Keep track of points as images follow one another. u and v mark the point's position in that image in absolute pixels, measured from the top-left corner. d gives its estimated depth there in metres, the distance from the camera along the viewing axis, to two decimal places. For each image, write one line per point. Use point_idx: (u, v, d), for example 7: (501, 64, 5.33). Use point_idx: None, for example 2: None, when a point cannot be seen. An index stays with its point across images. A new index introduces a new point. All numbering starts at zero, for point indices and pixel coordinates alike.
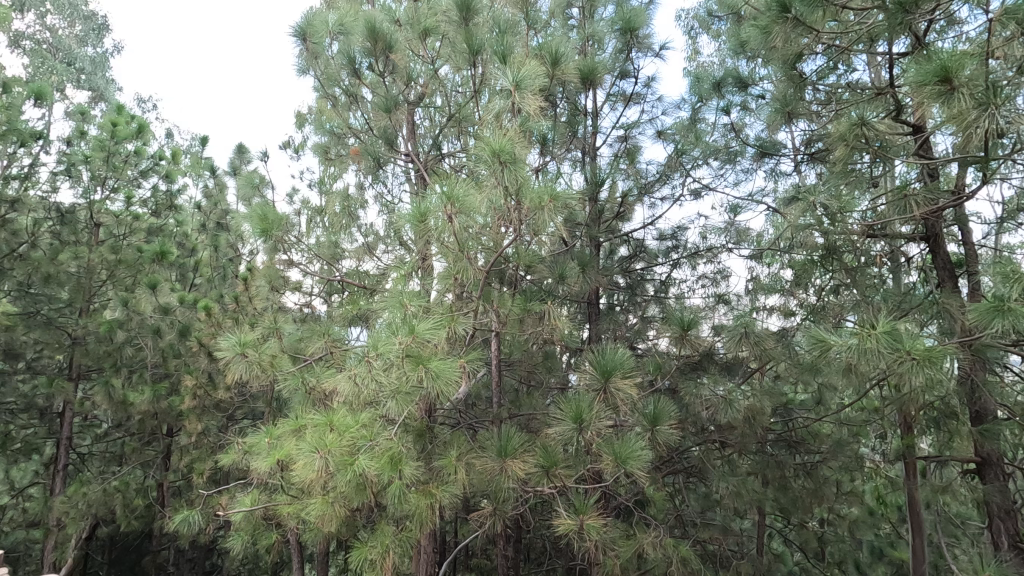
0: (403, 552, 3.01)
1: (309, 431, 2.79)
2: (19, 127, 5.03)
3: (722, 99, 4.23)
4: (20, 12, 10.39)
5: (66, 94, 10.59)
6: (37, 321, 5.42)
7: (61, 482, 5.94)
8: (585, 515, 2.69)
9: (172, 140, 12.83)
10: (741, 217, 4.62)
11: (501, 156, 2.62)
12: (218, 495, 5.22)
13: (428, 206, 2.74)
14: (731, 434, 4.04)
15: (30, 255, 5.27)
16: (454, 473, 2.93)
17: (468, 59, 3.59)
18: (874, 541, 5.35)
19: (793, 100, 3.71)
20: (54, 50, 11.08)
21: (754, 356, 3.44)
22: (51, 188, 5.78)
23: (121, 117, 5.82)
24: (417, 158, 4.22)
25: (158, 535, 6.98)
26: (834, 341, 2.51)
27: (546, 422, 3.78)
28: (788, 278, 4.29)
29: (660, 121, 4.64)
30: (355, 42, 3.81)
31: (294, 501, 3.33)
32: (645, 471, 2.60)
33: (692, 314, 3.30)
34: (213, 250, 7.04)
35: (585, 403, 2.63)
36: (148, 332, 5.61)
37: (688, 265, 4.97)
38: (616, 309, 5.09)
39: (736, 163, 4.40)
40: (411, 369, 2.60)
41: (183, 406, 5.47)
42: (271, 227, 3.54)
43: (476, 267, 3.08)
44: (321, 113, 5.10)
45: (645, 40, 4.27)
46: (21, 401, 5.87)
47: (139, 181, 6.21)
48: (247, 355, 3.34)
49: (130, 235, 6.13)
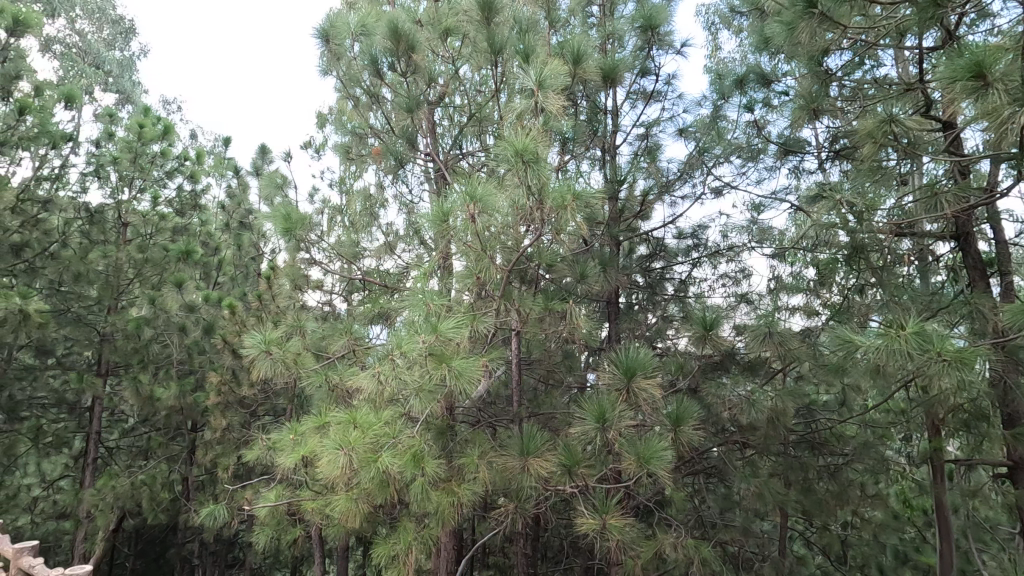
0: (425, 549, 3.05)
1: (334, 428, 2.82)
2: (51, 130, 5.18)
3: (745, 95, 4.22)
4: (51, 16, 10.64)
5: (95, 97, 10.83)
6: (67, 318, 5.56)
7: (91, 476, 6.11)
8: (607, 515, 2.70)
9: (195, 140, 13.05)
10: (763, 216, 4.64)
11: (524, 155, 2.62)
12: (242, 491, 5.29)
13: (450, 206, 2.79)
14: (753, 434, 3.97)
15: (61, 253, 5.45)
16: (476, 471, 2.95)
17: (490, 58, 3.59)
18: (900, 546, 5.26)
19: (819, 96, 3.65)
20: (84, 54, 11.28)
21: (778, 356, 3.39)
22: (80, 189, 5.94)
23: (148, 118, 5.93)
24: (437, 158, 4.25)
25: (182, 528, 7.14)
26: (861, 342, 2.46)
27: (568, 422, 3.76)
28: (811, 277, 4.27)
29: (681, 119, 4.54)
30: (378, 44, 3.84)
31: (317, 496, 3.40)
32: (668, 471, 2.58)
33: (714, 314, 3.27)
34: (236, 249, 7.19)
35: (607, 402, 2.63)
36: (174, 330, 5.78)
37: (709, 264, 4.88)
38: (635, 308, 4.96)
39: (758, 160, 4.26)
40: (434, 367, 2.63)
41: (209, 402, 5.60)
42: (294, 226, 3.59)
43: (498, 267, 3.10)
44: (342, 113, 5.14)
45: (667, 37, 4.19)
46: (52, 396, 6.04)
47: (165, 181, 6.38)
48: (272, 352, 3.43)
49: (157, 234, 6.29)
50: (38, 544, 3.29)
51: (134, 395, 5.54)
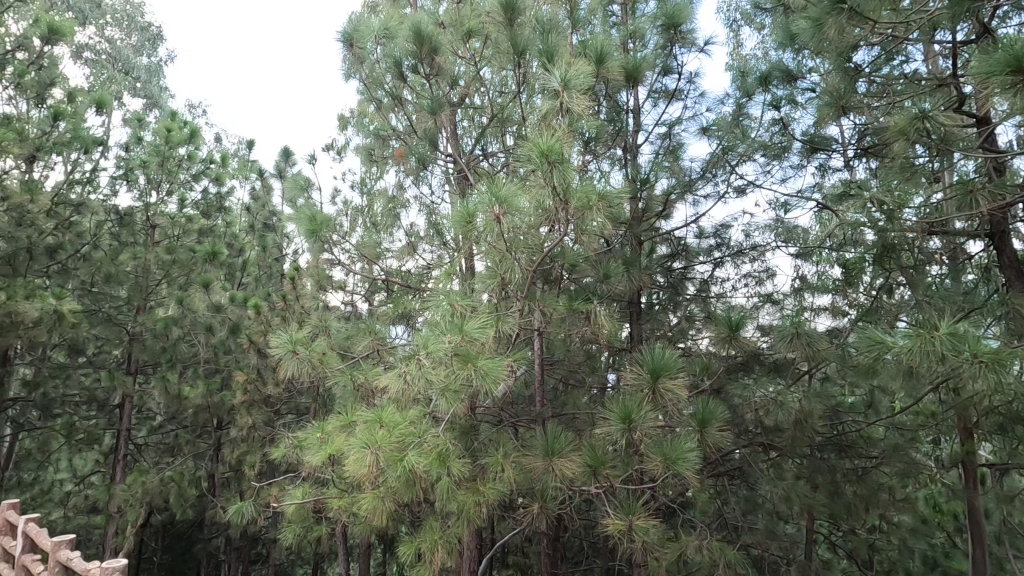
0: (450, 548, 3.07)
1: (361, 427, 2.86)
2: (83, 135, 5.36)
3: (769, 93, 4.14)
4: (82, 24, 10.94)
5: (124, 102, 11.09)
6: (99, 318, 5.76)
7: (121, 472, 6.26)
8: (634, 515, 2.70)
9: (220, 143, 13.34)
10: (791, 214, 4.54)
11: (550, 156, 2.61)
12: (267, 488, 5.36)
13: (474, 206, 2.82)
14: (779, 436, 3.91)
15: (93, 255, 5.62)
16: (501, 470, 2.96)
17: (514, 59, 3.59)
18: (930, 552, 5.13)
19: (847, 93, 3.54)
20: (113, 60, 11.59)
21: (806, 358, 3.32)
22: (111, 192, 6.05)
23: (175, 122, 6.10)
24: (459, 159, 4.29)
25: (208, 523, 7.28)
26: (891, 342, 2.41)
27: (592, 422, 3.74)
28: (838, 277, 4.27)
29: (704, 118, 4.44)
30: (402, 46, 3.88)
31: (344, 494, 3.45)
32: (694, 472, 2.57)
33: (738, 315, 3.26)
34: (261, 250, 7.34)
35: (632, 402, 2.62)
36: (201, 330, 5.91)
37: (732, 264, 4.66)
38: (656, 307, 4.82)
39: (783, 159, 4.21)
40: (460, 367, 2.64)
41: (235, 401, 5.74)
42: (319, 227, 3.62)
43: (523, 267, 3.13)
44: (364, 115, 5.21)
45: (689, 35, 4.15)
46: (84, 394, 6.20)
47: (192, 184, 6.52)
48: (299, 352, 3.49)
49: (184, 235, 6.41)
50: (74, 539, 3.38)
51: (163, 393, 5.67)
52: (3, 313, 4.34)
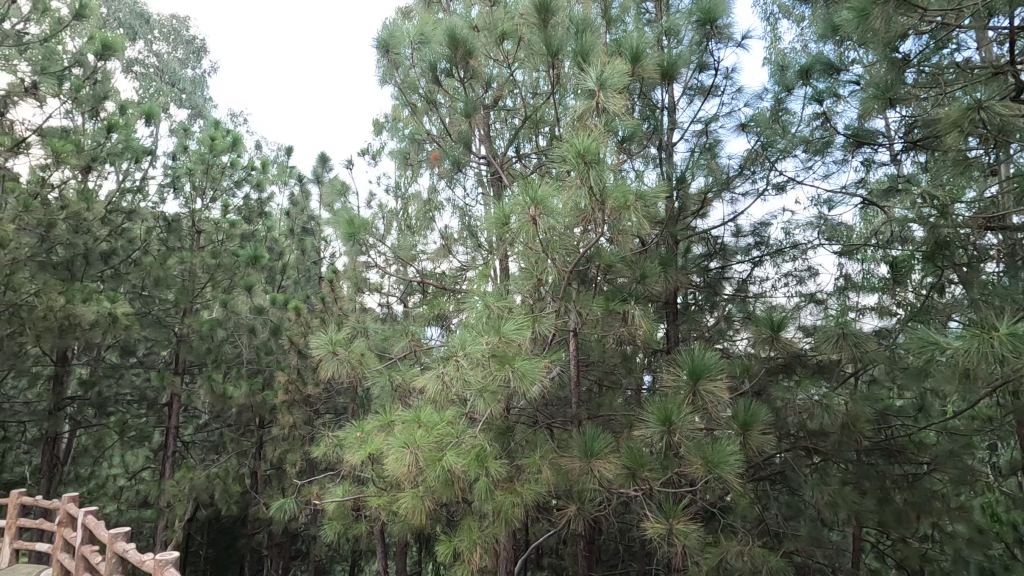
0: (488, 548, 3.09)
1: (400, 427, 2.90)
2: (134, 145, 5.59)
3: (809, 86, 3.94)
4: (133, 41, 11.49)
5: (171, 114, 11.60)
6: (149, 320, 6.01)
7: (170, 468, 6.51)
8: (674, 519, 2.66)
9: (260, 150, 13.80)
10: (834, 212, 4.32)
11: (586, 156, 2.59)
12: (308, 486, 5.49)
13: (510, 207, 2.83)
14: (824, 440, 3.79)
15: (143, 260, 5.87)
16: (538, 472, 2.97)
17: (548, 60, 3.60)
18: (988, 564, 4.89)
19: (894, 85, 3.39)
20: (161, 74, 12.13)
21: (853, 359, 3.20)
22: (159, 200, 6.37)
23: (218, 131, 6.40)
24: (493, 162, 4.33)
25: (251, 519, 7.51)
26: (946, 343, 2.30)
27: (629, 424, 3.71)
28: (882, 275, 4.10)
29: (741, 114, 4.34)
30: (436, 50, 3.93)
31: (383, 492, 3.51)
32: (737, 477, 2.52)
33: (780, 315, 3.19)
34: (300, 253, 7.57)
35: (672, 404, 2.59)
36: (244, 331, 6.12)
37: (771, 262, 4.47)
38: (692, 308, 4.69)
39: (826, 154, 4.07)
40: (497, 368, 2.65)
41: (277, 400, 5.94)
42: (356, 230, 3.69)
43: (560, 268, 3.14)
44: (399, 120, 5.30)
45: (725, 30, 4.00)
46: (135, 392, 6.48)
47: (235, 190, 6.76)
48: (338, 353, 3.55)
49: (227, 240, 6.63)
50: (129, 531, 3.53)
51: (210, 392, 5.89)
52: (64, 315, 4.59)
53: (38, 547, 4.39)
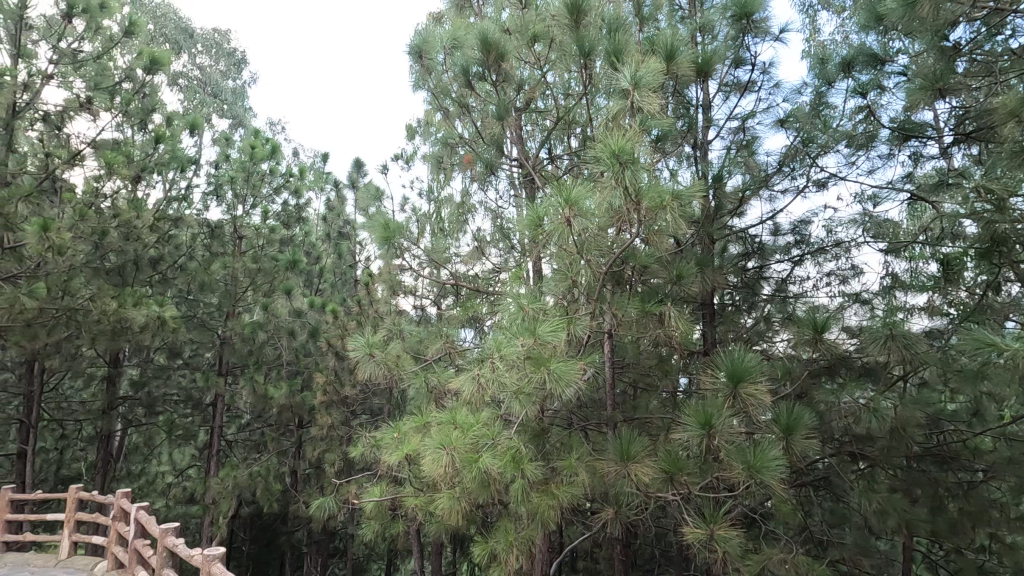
0: (524, 550, 3.08)
1: (436, 428, 2.94)
2: (179, 155, 5.81)
3: (851, 79, 3.82)
4: (178, 55, 11.97)
5: (213, 124, 12.03)
6: (194, 323, 6.23)
7: (214, 466, 6.73)
8: (715, 525, 2.61)
9: (298, 158, 14.16)
10: (880, 208, 4.16)
11: (621, 156, 2.56)
12: (347, 486, 5.58)
13: (544, 208, 2.81)
14: (871, 446, 3.66)
15: (188, 265, 6.10)
16: (574, 474, 2.95)
17: (580, 62, 3.58)
18: None
19: (944, 75, 3.24)
20: (204, 85, 12.58)
21: (903, 362, 3.07)
22: (203, 207, 6.60)
23: (258, 140, 6.63)
24: (526, 164, 4.34)
25: (291, 517, 7.70)
26: (1006, 345, 2.17)
27: (666, 427, 3.65)
28: (934, 274, 3.86)
29: (779, 110, 4.23)
30: (468, 54, 3.95)
31: (420, 493, 3.55)
32: (780, 483, 2.45)
33: (823, 315, 3.07)
34: (336, 256, 7.76)
35: (712, 407, 2.53)
36: (284, 333, 6.30)
37: (812, 262, 4.33)
38: (729, 309, 4.58)
39: (871, 148, 3.92)
40: (533, 370, 2.65)
41: (316, 401, 6.09)
42: (392, 234, 3.75)
43: (595, 270, 3.12)
44: (432, 124, 5.36)
45: (762, 24, 3.88)
46: (182, 393, 6.73)
47: (274, 197, 6.96)
48: (375, 355, 3.60)
49: (267, 245, 6.82)
50: (179, 526, 3.66)
51: (251, 393, 6.08)
52: (116, 319, 4.80)
53: (94, 540, 4.61)
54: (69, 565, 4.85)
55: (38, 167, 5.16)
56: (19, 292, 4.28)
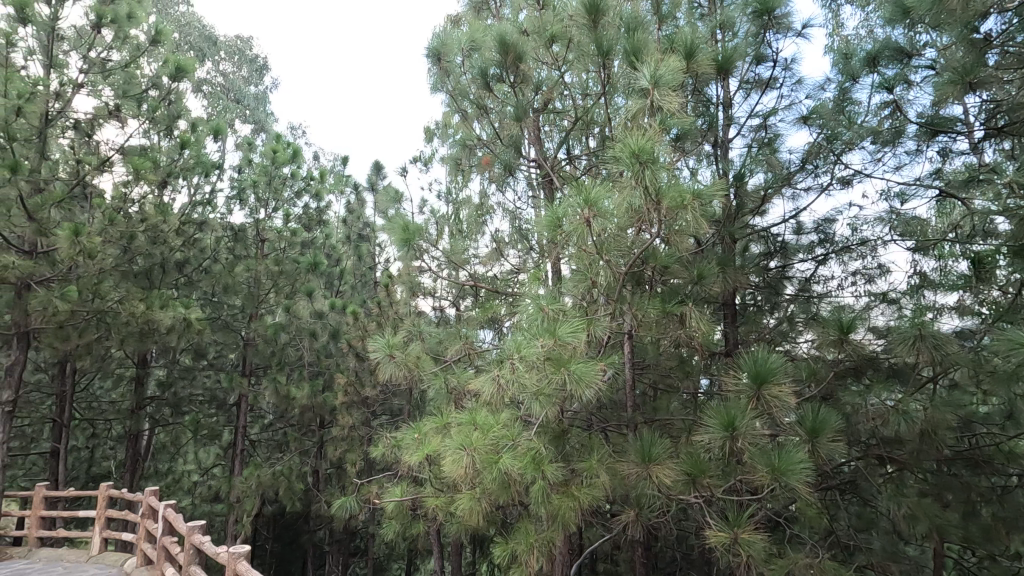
0: (544, 552, 3.07)
1: (456, 429, 2.95)
2: (203, 160, 5.92)
3: (877, 74, 3.74)
4: (203, 62, 12.24)
5: (236, 129, 12.26)
6: (219, 325, 6.35)
7: (238, 465, 6.85)
8: (739, 528, 2.57)
9: (318, 161, 14.35)
10: (907, 205, 4.06)
11: (641, 156, 2.54)
12: (368, 486, 5.64)
13: (563, 209, 2.81)
14: (900, 449, 3.57)
15: (212, 268, 6.23)
16: (595, 476, 2.93)
17: (598, 62, 3.57)
18: None
19: (974, 67, 3.15)
20: (227, 91, 12.82)
21: (933, 363, 2.99)
22: (227, 211, 6.73)
23: (280, 144, 6.74)
24: (544, 164, 4.34)
25: (313, 516, 7.80)
26: None
27: (687, 429, 3.61)
28: (963, 272, 3.84)
29: (802, 106, 4.15)
30: (486, 56, 3.97)
31: (440, 493, 3.56)
32: (806, 486, 2.41)
33: (849, 315, 3.01)
34: (356, 258, 7.85)
35: (735, 408, 2.49)
36: (306, 335, 6.38)
37: (837, 261, 4.24)
38: (750, 309, 4.51)
39: (897, 144, 3.83)
40: (553, 371, 2.65)
41: (337, 402, 6.17)
42: (411, 236, 3.78)
43: (615, 271, 3.10)
44: (450, 127, 5.39)
45: (784, 20, 3.82)
46: (207, 393, 6.86)
47: (295, 201, 7.07)
48: (395, 355, 3.63)
49: (289, 248, 6.93)
50: (204, 525, 3.72)
51: (274, 393, 6.18)
52: (144, 321, 4.93)
53: (124, 537, 4.72)
54: (100, 561, 4.98)
55: (69, 173, 5.32)
56: (52, 295, 4.41)
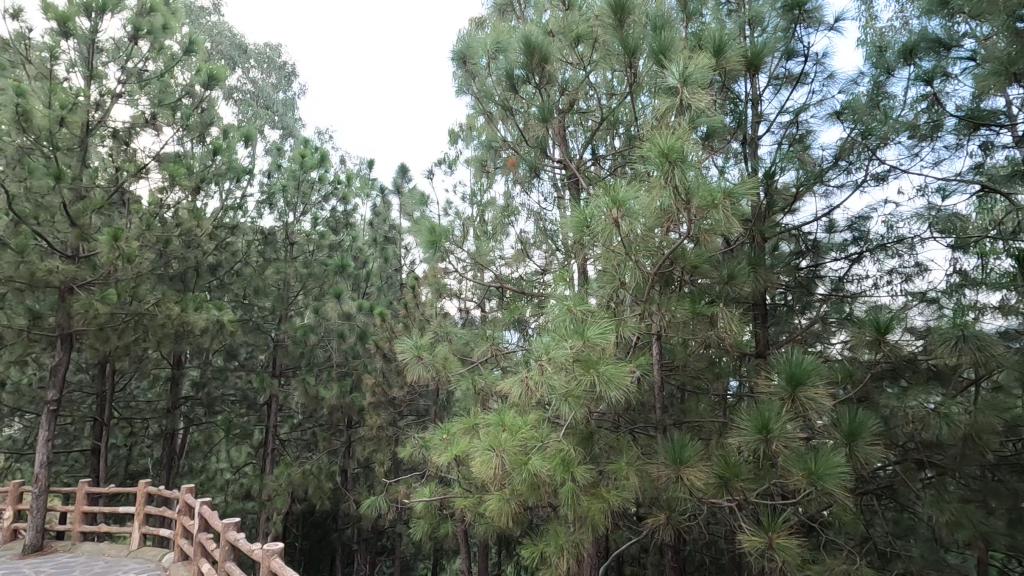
0: (574, 553, 3.06)
1: (484, 430, 2.95)
2: (235, 166, 6.07)
3: (913, 66, 3.64)
4: (234, 70, 12.56)
5: (266, 135, 12.55)
6: (250, 326, 6.49)
7: (269, 464, 6.99)
8: (774, 533, 2.52)
9: (345, 165, 14.58)
10: (946, 202, 3.92)
11: (671, 155, 2.52)
12: (396, 486, 5.70)
13: (591, 209, 2.79)
14: (941, 453, 3.46)
15: (244, 271, 6.38)
16: (625, 478, 2.91)
17: (625, 61, 3.55)
18: None
19: (1020, 57, 3.01)
20: (257, 98, 13.13)
21: (976, 365, 2.89)
22: (257, 215, 6.87)
23: (308, 149, 6.87)
24: (570, 165, 4.33)
25: (342, 515, 7.92)
26: None
27: (717, 431, 3.56)
28: (1009, 269, 3.66)
29: (835, 102, 4.04)
30: (512, 57, 3.96)
31: (469, 494, 3.57)
32: (845, 491, 2.34)
33: (887, 316, 2.93)
34: (383, 260, 7.95)
35: (769, 411, 2.45)
36: (334, 336, 6.49)
37: (872, 259, 4.12)
38: (782, 310, 4.41)
39: (936, 139, 3.71)
40: (582, 373, 2.63)
41: (366, 402, 6.25)
42: (438, 238, 3.80)
43: (644, 271, 3.07)
44: (475, 129, 5.41)
45: (815, 14, 3.77)
46: (238, 393, 7.00)
47: (323, 204, 7.19)
48: (423, 357, 3.63)
49: (317, 251, 7.05)
50: (240, 521, 3.80)
51: (304, 394, 6.29)
52: (179, 323, 5.08)
53: (161, 533, 4.85)
54: (139, 555, 5.14)
55: (108, 180, 5.51)
56: (93, 298, 4.57)
